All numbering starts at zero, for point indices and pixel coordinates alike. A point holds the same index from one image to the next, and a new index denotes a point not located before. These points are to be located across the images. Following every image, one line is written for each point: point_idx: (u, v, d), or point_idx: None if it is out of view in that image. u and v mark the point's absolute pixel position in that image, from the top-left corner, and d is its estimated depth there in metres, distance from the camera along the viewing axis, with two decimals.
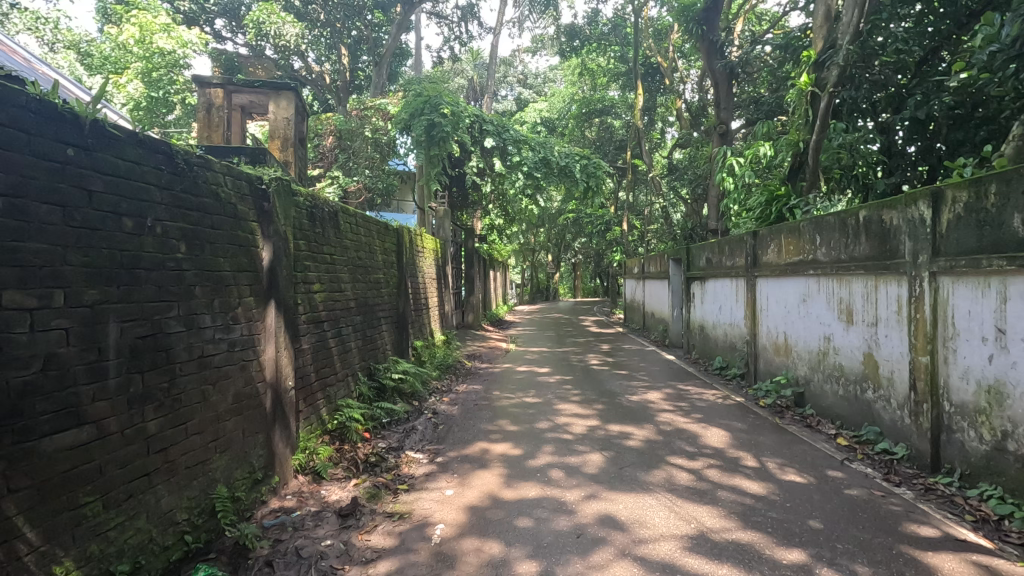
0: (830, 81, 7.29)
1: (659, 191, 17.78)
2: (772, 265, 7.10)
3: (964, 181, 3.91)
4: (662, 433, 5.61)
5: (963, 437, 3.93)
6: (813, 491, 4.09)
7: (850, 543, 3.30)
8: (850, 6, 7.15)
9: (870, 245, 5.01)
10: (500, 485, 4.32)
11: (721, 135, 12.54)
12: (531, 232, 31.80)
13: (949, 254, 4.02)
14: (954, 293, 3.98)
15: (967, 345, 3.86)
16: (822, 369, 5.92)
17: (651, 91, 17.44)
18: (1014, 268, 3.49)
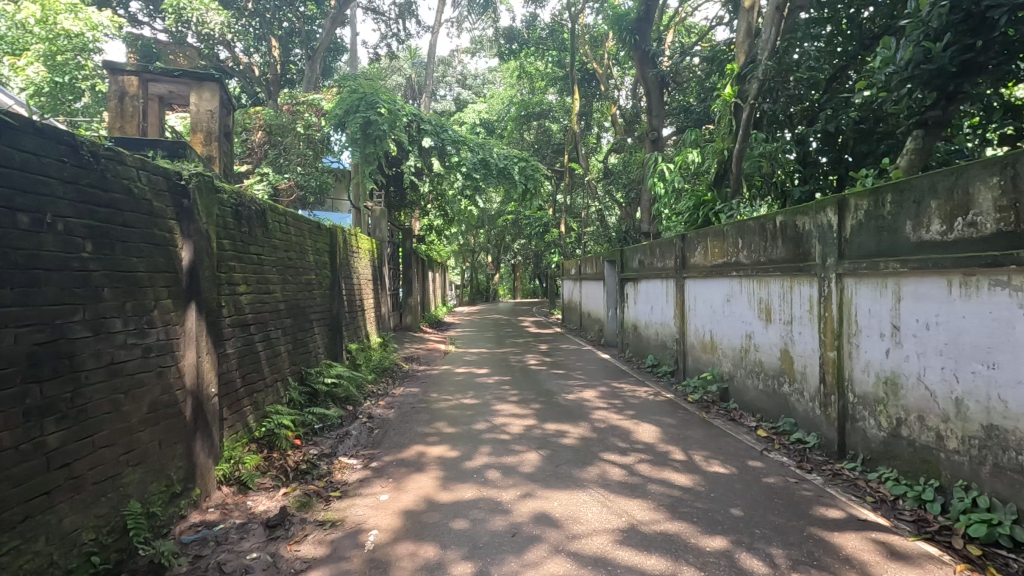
0: (751, 93, 7.76)
1: (595, 195, 18.25)
2: (699, 266, 7.45)
3: (864, 190, 4.26)
4: (596, 430, 5.77)
5: (864, 425, 4.29)
6: (735, 481, 4.33)
7: (766, 527, 3.53)
8: (769, 24, 7.63)
9: (786, 249, 5.36)
10: (436, 488, 4.28)
11: (653, 141, 13.06)
12: (471, 232, 31.79)
13: (853, 257, 4.37)
14: (857, 293, 4.33)
15: (868, 341, 4.21)
16: (744, 365, 6.26)
17: (588, 96, 17.86)
18: (906, 270, 3.84)
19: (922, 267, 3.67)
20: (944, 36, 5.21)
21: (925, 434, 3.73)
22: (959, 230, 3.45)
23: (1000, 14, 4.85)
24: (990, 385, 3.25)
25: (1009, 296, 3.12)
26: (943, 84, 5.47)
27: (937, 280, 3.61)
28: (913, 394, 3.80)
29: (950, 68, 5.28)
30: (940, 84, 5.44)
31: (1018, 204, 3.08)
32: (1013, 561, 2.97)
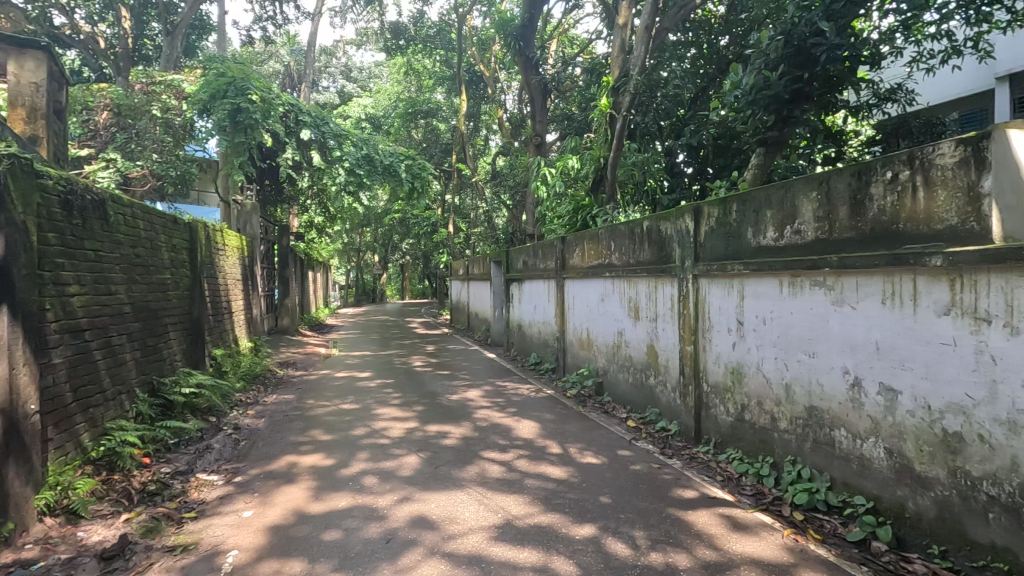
0: (624, 105, 8.29)
1: (482, 196, 18.42)
2: (577, 267, 7.81)
3: (714, 200, 4.73)
4: (478, 429, 5.82)
5: (715, 412, 4.76)
6: (605, 470, 4.60)
7: (631, 511, 3.78)
8: (639, 42, 8.22)
9: (651, 252, 5.78)
10: (308, 499, 4.06)
11: (537, 146, 13.47)
12: (357, 231, 30.66)
13: (706, 259, 4.82)
14: (710, 292, 4.79)
15: (718, 335, 4.68)
16: (615, 360, 6.66)
17: (476, 98, 18.02)
18: (747, 272, 4.30)
19: (760, 269, 4.15)
20: (779, 66, 5.98)
21: (762, 417, 4.21)
22: (788, 236, 3.94)
23: (822, 51, 5.74)
24: (811, 371, 3.74)
25: (825, 294, 3.62)
26: (779, 109, 6.19)
27: (771, 280, 4.09)
28: (753, 382, 4.28)
29: (784, 94, 6.03)
30: (777, 108, 6.16)
31: (831, 214, 3.58)
32: (827, 522, 3.46)
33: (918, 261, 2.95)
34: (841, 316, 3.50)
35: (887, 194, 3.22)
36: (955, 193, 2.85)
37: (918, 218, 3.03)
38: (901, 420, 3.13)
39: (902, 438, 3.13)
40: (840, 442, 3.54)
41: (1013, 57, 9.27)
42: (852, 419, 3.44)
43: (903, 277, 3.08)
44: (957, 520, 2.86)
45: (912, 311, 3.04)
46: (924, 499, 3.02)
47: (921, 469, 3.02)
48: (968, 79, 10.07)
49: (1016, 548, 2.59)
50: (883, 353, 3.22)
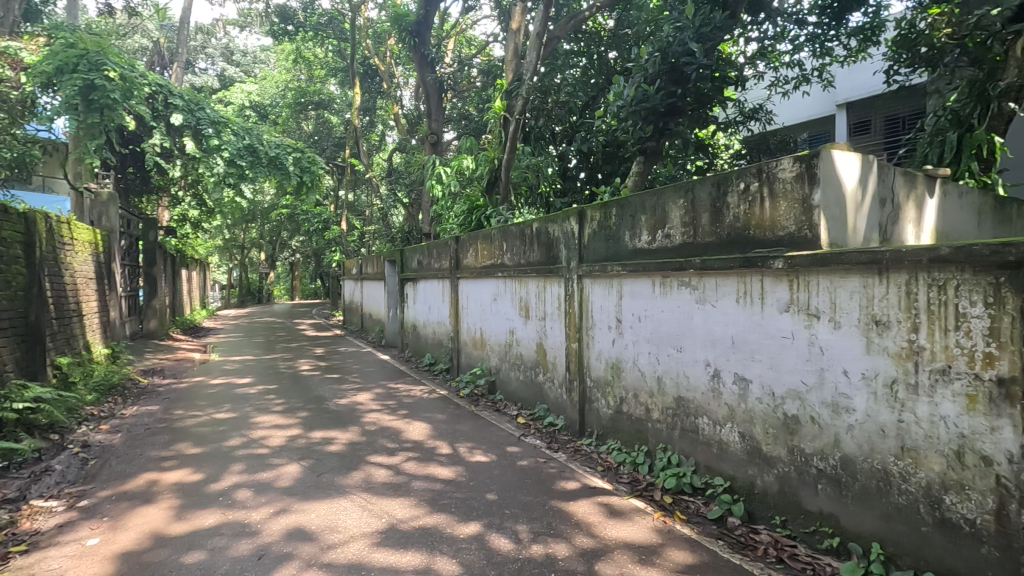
0: (517, 108, 8.47)
1: (377, 193, 17.88)
2: (470, 267, 7.85)
3: (596, 204, 4.96)
4: (366, 433, 5.65)
5: (597, 405, 5.02)
6: (493, 467, 4.66)
7: (515, 506, 3.86)
8: (532, 48, 8.45)
9: (540, 253, 5.96)
10: (168, 520, 3.69)
11: (433, 145, 13.32)
12: (240, 226, 28.48)
13: (590, 260, 5.05)
14: (593, 291, 5.03)
15: (600, 332, 4.93)
16: (507, 359, 6.77)
17: (371, 92, 17.47)
18: (625, 273, 4.57)
19: (635, 270, 4.42)
20: (656, 81, 6.45)
21: (638, 408, 4.50)
22: (659, 239, 4.24)
23: (692, 69, 6.27)
24: (679, 365, 4.06)
25: (690, 294, 3.93)
26: (656, 120, 6.64)
27: (645, 281, 4.37)
28: (630, 375, 4.56)
29: (660, 108, 6.49)
30: (654, 120, 6.61)
31: (696, 220, 3.90)
32: (692, 503, 3.77)
33: (764, 264, 3.30)
34: (703, 313, 3.82)
35: (740, 203, 3.56)
36: (793, 204, 3.22)
37: (765, 225, 3.39)
38: (751, 407, 3.48)
39: (752, 423, 3.48)
40: (703, 429, 3.87)
41: (849, 87, 10.68)
42: (712, 407, 3.78)
43: (753, 278, 3.43)
44: (794, 492, 3.24)
45: (760, 309, 3.40)
46: (769, 476, 3.39)
47: (767, 449, 3.39)
48: (816, 103, 11.44)
49: (838, 513, 2.99)
50: (737, 347, 3.57)
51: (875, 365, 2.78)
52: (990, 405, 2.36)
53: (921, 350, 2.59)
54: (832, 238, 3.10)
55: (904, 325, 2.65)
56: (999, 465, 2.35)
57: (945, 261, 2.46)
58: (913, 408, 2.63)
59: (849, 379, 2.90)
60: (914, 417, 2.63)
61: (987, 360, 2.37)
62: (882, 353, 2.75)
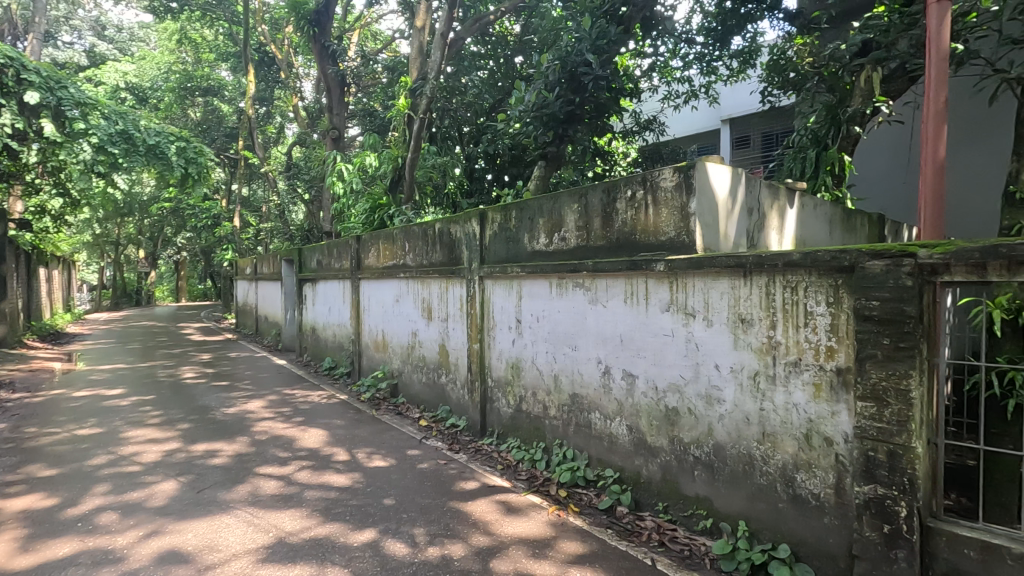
0: (421, 107, 8.38)
1: (274, 189, 16.87)
2: (372, 268, 7.65)
3: (496, 206, 5.04)
4: (255, 444, 5.32)
5: (498, 405, 5.09)
6: (392, 471, 4.57)
7: (413, 510, 3.82)
8: (437, 48, 8.41)
9: (442, 254, 5.93)
10: (11, 554, 3.24)
11: (334, 140, 12.81)
12: (114, 221, 25.66)
13: (491, 262, 5.12)
14: (494, 292, 5.10)
15: (501, 333, 5.01)
16: (410, 361, 6.68)
17: (267, 81, 16.44)
18: (524, 274, 4.67)
19: (533, 271, 4.54)
20: (556, 88, 6.68)
21: (536, 407, 4.62)
22: (555, 242, 4.39)
23: (589, 79, 6.54)
24: (573, 363, 4.22)
25: (584, 294, 4.10)
26: (556, 127, 6.91)
27: (542, 282, 4.50)
28: (529, 374, 4.68)
29: (560, 114, 6.74)
30: (553, 126, 6.86)
31: (588, 224, 4.08)
32: (585, 495, 3.93)
33: (648, 266, 3.52)
34: (595, 313, 4.01)
35: (628, 209, 3.77)
36: (673, 211, 3.46)
37: (649, 230, 3.62)
38: (637, 401, 3.70)
39: (638, 416, 3.70)
40: (594, 423, 4.05)
41: (731, 105, 11.68)
42: (603, 402, 3.97)
43: (639, 280, 3.65)
44: (674, 479, 3.48)
45: (645, 308, 3.62)
46: (653, 465, 3.62)
47: (651, 440, 3.62)
48: (703, 118, 12.38)
49: (711, 496, 3.26)
50: (625, 344, 3.77)
51: (741, 359, 3.06)
52: (830, 392, 2.69)
53: (778, 345, 2.88)
54: (706, 244, 3.38)
55: (765, 322, 2.94)
56: (838, 445, 2.67)
57: (796, 265, 2.77)
58: (771, 397, 2.93)
59: (720, 372, 3.17)
60: (772, 405, 2.93)
61: (829, 352, 2.69)
62: (747, 348, 3.03)
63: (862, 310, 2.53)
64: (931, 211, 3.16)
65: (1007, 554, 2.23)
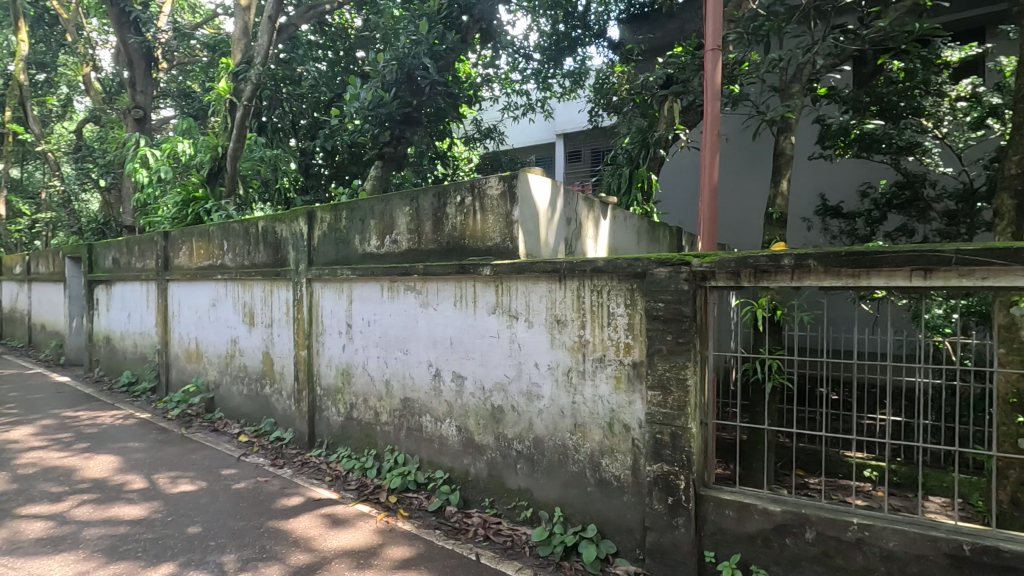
0: (246, 94, 7.66)
1: (57, 172, 14.12)
2: (183, 268, 6.80)
3: (326, 205, 4.82)
4: (17, 479, 4.39)
5: (327, 414, 4.85)
6: (201, 495, 4.11)
7: (223, 536, 3.47)
8: (264, 30, 7.77)
9: (266, 254, 5.49)
10: None
11: (138, 121, 11.15)
12: None
13: (319, 264, 4.87)
14: (323, 295, 4.85)
15: (330, 338, 4.78)
16: (228, 372, 6.06)
17: (48, 43, 13.76)
18: (355, 277, 4.51)
19: (364, 274, 4.41)
20: (393, 88, 6.59)
21: (367, 413, 4.50)
22: (387, 245, 4.33)
23: (426, 83, 6.55)
24: (405, 366, 4.19)
25: (415, 298, 4.10)
26: (393, 127, 6.82)
27: (373, 285, 4.40)
28: (359, 380, 4.54)
29: (397, 115, 6.67)
30: (390, 126, 6.77)
31: (419, 228, 4.10)
32: (416, 499, 3.93)
33: (475, 270, 3.63)
34: (426, 316, 4.03)
35: (457, 214, 3.86)
36: (498, 218, 3.62)
37: (477, 235, 3.74)
38: (465, 401, 3.80)
39: (467, 416, 3.80)
40: (425, 426, 4.07)
41: (564, 121, 12.59)
42: (433, 405, 4.01)
43: (467, 283, 3.76)
44: (499, 474, 3.64)
45: (472, 311, 3.73)
46: (480, 462, 3.75)
47: (478, 438, 3.74)
48: (539, 131, 13.17)
49: (531, 487, 3.47)
50: (455, 346, 3.85)
51: (557, 357, 3.31)
52: (628, 383, 3.03)
53: (587, 343, 3.18)
54: (527, 250, 3.59)
55: (576, 322, 3.22)
56: (634, 429, 3.02)
57: (600, 271, 3.08)
58: (581, 390, 3.21)
59: (539, 370, 3.39)
60: (581, 399, 3.21)
61: (627, 348, 3.03)
62: (561, 347, 3.29)
63: (651, 310, 2.90)
64: (708, 226, 3.72)
65: (754, 509, 2.71)
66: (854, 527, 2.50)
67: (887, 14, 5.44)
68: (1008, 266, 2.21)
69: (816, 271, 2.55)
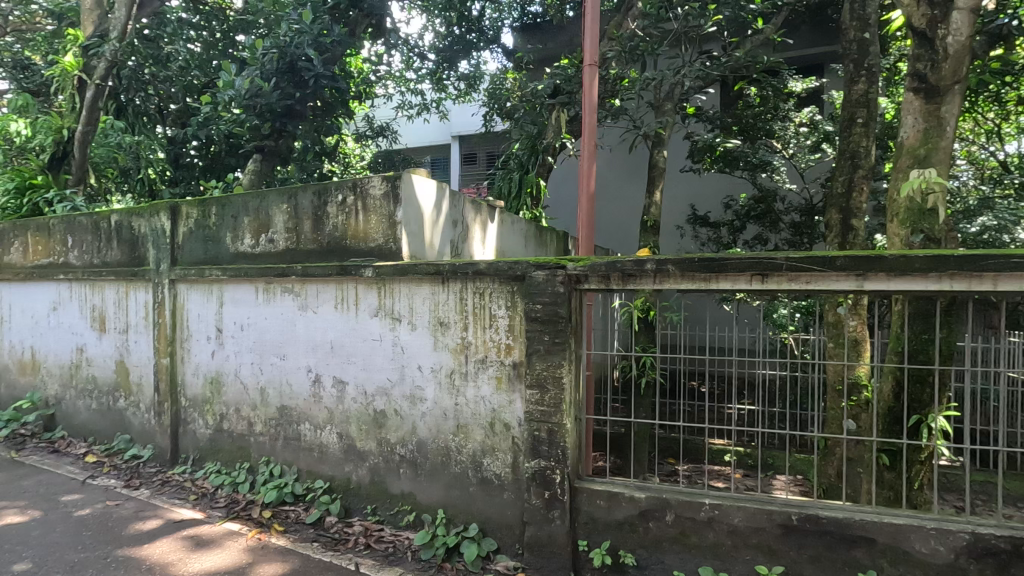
0: (98, 71, 6.82)
1: None
2: (14, 267, 5.90)
3: (193, 200, 4.44)
4: None
5: (193, 427, 4.46)
6: (33, 526, 3.60)
7: (59, 570, 3.07)
8: (122, 3, 6.97)
9: (121, 252, 4.93)
10: None
11: None
12: None
13: (184, 263, 4.47)
14: (188, 298, 4.45)
15: (197, 344, 4.40)
16: (73, 385, 5.36)
17: None
18: (226, 279, 4.19)
19: (235, 274, 4.11)
20: (273, 78, 6.21)
21: (239, 424, 4.20)
22: (263, 244, 4.08)
23: (310, 75, 6.25)
24: (282, 373, 3.97)
25: (293, 300, 3.90)
26: (273, 119, 6.44)
27: (247, 286, 4.11)
28: (230, 390, 4.23)
29: (277, 107, 6.29)
30: (270, 117, 6.37)
31: (298, 227, 3.91)
32: (292, 512, 3.72)
33: (357, 272, 3.53)
34: (305, 320, 3.84)
35: (338, 213, 3.74)
36: (381, 219, 3.56)
37: (358, 236, 3.65)
38: (347, 407, 3.68)
39: (348, 422, 3.68)
40: (304, 435, 3.88)
41: (460, 124, 12.64)
42: (313, 412, 3.83)
43: (348, 285, 3.64)
44: (382, 480, 3.57)
45: (354, 314, 3.63)
46: (362, 469, 3.65)
47: (360, 445, 3.64)
48: (435, 132, 13.10)
49: (415, 491, 3.44)
50: (335, 351, 3.71)
51: (440, 359, 3.32)
52: (508, 384, 3.11)
53: (469, 345, 3.21)
54: (411, 251, 3.57)
55: (458, 325, 3.25)
56: (514, 428, 3.11)
57: (482, 273, 3.13)
58: (464, 392, 3.24)
59: (422, 373, 3.38)
60: (464, 400, 3.24)
61: (507, 349, 3.11)
62: (444, 349, 3.30)
63: (530, 311, 2.99)
64: (586, 232, 3.91)
65: (622, 498, 2.89)
66: (706, 507, 2.76)
67: (744, 45, 6.07)
68: (825, 272, 2.57)
69: (674, 275, 2.78)
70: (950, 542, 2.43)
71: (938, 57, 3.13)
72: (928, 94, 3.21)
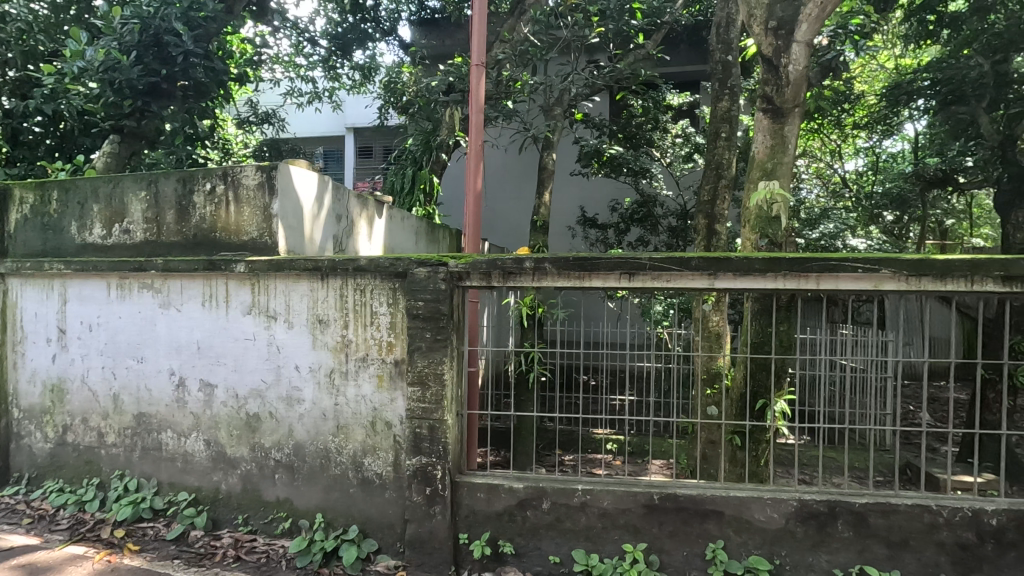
0: None
1: None
2: None
3: (28, 182, 3.90)
4: None
5: (30, 441, 3.91)
6: None
7: None
8: None
9: None
10: None
11: None
12: None
13: (17, 255, 3.92)
14: (22, 295, 3.90)
15: (34, 348, 3.87)
16: None
17: None
18: (69, 273, 3.72)
19: (81, 268, 3.66)
20: (133, 52, 5.58)
21: (87, 435, 3.75)
22: (116, 235, 3.69)
23: (179, 52, 5.70)
24: (139, 377, 3.61)
25: (153, 297, 3.55)
26: (135, 97, 5.80)
27: (97, 282, 3.68)
28: (76, 398, 3.77)
29: (138, 84, 5.67)
30: (131, 95, 5.73)
31: (159, 217, 3.58)
32: (151, 529, 3.40)
33: (227, 267, 3.30)
34: (167, 319, 3.52)
35: (207, 203, 3.47)
36: (255, 211, 3.36)
37: (229, 229, 3.41)
38: (215, 412, 3.43)
39: (217, 427, 3.43)
40: (166, 444, 3.55)
41: (353, 115, 12.19)
42: (177, 419, 3.52)
43: (218, 282, 3.39)
44: (256, 488, 3.37)
45: (224, 312, 3.39)
46: (233, 477, 3.42)
47: (230, 451, 3.41)
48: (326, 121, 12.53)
49: (292, 496, 3.29)
50: (203, 352, 3.45)
51: (319, 358, 3.20)
52: (390, 382, 3.08)
53: (350, 343, 3.14)
54: (288, 246, 3.41)
55: (338, 323, 3.15)
56: (395, 426, 3.09)
57: (362, 270, 3.07)
58: (344, 391, 3.16)
59: (300, 373, 3.24)
60: (344, 400, 3.16)
61: (388, 347, 3.08)
62: (323, 348, 3.19)
63: (411, 309, 2.98)
64: (472, 229, 3.96)
65: (502, 489, 2.98)
66: (579, 493, 2.92)
67: (626, 58, 6.45)
68: (683, 272, 2.82)
69: (551, 273, 2.91)
70: (782, 509, 2.77)
71: (782, 82, 3.52)
72: (775, 115, 3.61)
